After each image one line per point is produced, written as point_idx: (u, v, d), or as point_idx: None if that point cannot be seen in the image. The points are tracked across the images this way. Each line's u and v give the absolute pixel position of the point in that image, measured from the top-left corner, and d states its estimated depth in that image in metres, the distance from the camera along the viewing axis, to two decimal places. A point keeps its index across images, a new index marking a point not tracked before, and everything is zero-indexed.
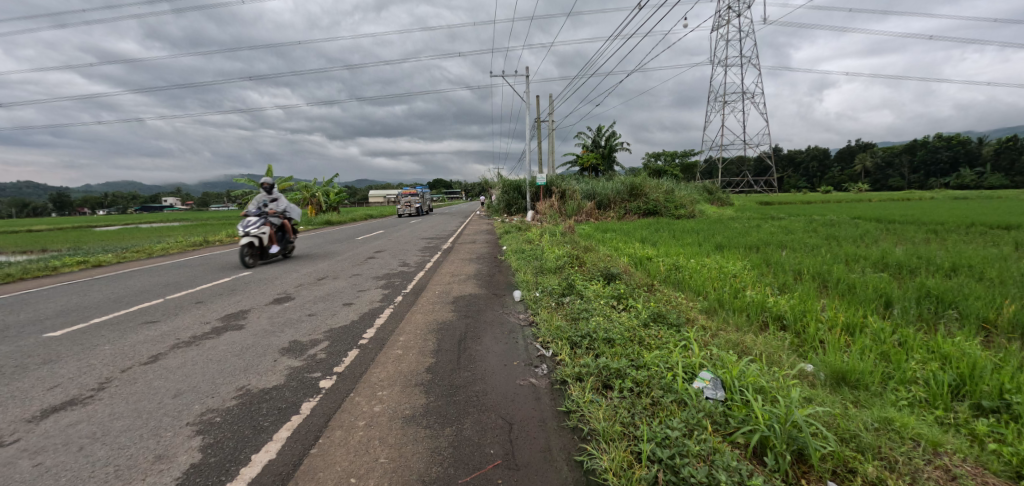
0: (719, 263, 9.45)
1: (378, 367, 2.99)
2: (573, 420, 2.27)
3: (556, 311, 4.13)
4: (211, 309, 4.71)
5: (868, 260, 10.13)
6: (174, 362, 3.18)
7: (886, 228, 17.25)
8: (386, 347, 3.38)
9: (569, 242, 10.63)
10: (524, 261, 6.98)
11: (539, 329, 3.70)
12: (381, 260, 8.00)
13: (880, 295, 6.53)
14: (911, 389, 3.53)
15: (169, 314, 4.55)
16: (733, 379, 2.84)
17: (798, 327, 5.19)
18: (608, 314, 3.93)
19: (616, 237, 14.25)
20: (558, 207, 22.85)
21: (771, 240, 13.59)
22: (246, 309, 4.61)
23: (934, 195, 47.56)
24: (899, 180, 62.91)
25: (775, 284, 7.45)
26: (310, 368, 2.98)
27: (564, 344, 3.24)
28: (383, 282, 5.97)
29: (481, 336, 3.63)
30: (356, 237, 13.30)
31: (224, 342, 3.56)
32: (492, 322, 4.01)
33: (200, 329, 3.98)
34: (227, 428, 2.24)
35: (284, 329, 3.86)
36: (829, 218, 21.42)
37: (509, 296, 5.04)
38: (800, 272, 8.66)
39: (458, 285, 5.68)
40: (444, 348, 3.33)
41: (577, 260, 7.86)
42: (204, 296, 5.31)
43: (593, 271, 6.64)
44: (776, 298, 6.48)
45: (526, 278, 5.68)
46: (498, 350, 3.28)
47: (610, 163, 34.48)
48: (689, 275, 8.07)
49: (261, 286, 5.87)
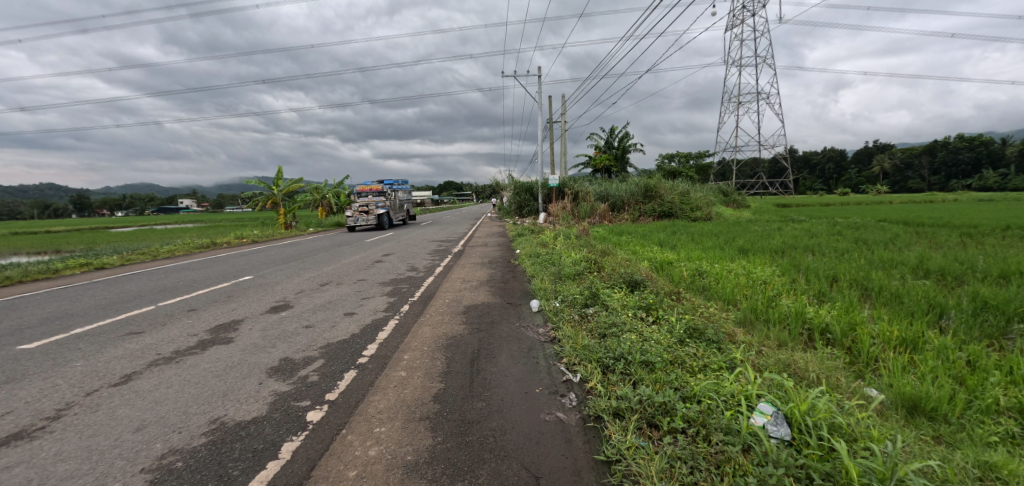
0: (748, 268, 8.85)
1: (377, 394, 2.56)
2: (615, 475, 1.80)
3: (580, 326, 3.65)
4: (201, 319, 4.34)
5: (906, 265, 9.49)
6: (146, 385, 2.80)
7: (917, 231, 16.44)
8: (388, 367, 2.96)
9: (585, 246, 10.17)
10: (540, 266, 6.52)
11: (562, 347, 3.23)
12: (389, 264, 7.61)
13: (933, 305, 5.91)
14: (1003, 422, 2.97)
15: (157, 325, 4.20)
16: (803, 416, 2.33)
17: (848, 342, 4.62)
18: (640, 330, 3.45)
19: (632, 240, 13.75)
20: (571, 209, 22.36)
21: (796, 244, 12.92)
22: (238, 320, 4.22)
23: (960, 197, 45.74)
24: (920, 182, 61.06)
25: (811, 292, 6.87)
26: (299, 394, 2.57)
27: (592, 367, 2.78)
28: (389, 288, 5.57)
29: (495, 354, 3.18)
30: (365, 239, 13.01)
31: (208, 360, 3.18)
32: (508, 338, 3.55)
33: (184, 343, 3.61)
34: (187, 478, 1.83)
35: (276, 344, 3.47)
36: (854, 221, 20.53)
37: (526, 306, 4.57)
38: (835, 278, 8.06)
39: (469, 293, 5.22)
40: (454, 370, 2.89)
41: (595, 265, 7.40)
42: (197, 305, 4.93)
43: (614, 278, 6.15)
44: (815, 307, 5.91)
45: (543, 285, 5.21)
46: (517, 374, 2.83)
47: (623, 165, 33.93)
48: (716, 282, 7.50)
49: (260, 292, 5.51)
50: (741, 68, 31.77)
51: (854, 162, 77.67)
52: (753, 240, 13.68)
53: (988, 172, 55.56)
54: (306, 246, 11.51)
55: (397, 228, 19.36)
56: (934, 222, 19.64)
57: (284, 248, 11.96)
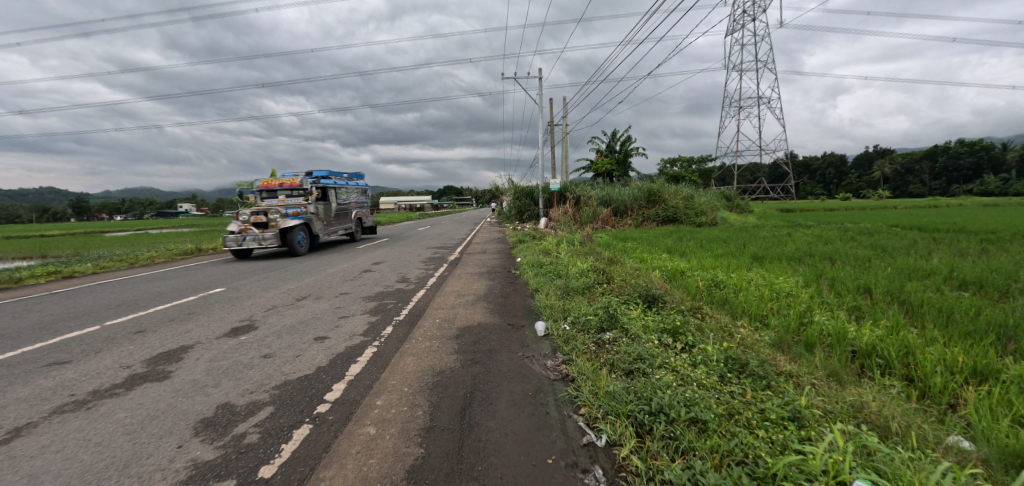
0: (768, 278, 8.16)
1: (332, 466, 1.88)
2: None
3: (599, 359, 2.97)
4: (144, 344, 3.66)
5: (938, 274, 8.81)
6: (32, 448, 2.12)
7: (935, 237, 15.78)
8: (353, 421, 2.27)
9: (592, 254, 9.51)
10: (545, 278, 5.84)
11: (579, 390, 2.55)
12: (378, 274, 6.91)
13: (989, 322, 5.22)
14: None
15: (90, 352, 3.52)
16: None
17: (909, 372, 3.92)
18: (674, 366, 2.76)
19: (638, 247, 13.12)
20: (572, 214, 21.68)
21: (812, 251, 12.26)
22: (187, 347, 3.54)
23: (963, 202, 45.24)
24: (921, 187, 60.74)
25: (845, 306, 6.18)
26: (225, 468, 1.88)
27: (622, 425, 2.10)
28: (373, 304, 4.87)
29: (494, 401, 2.48)
30: (357, 246, 12.32)
31: (127, 407, 2.50)
32: (509, 375, 2.85)
33: (110, 380, 2.92)
34: None
35: (220, 382, 2.78)
36: (865, 227, 19.89)
37: (530, 328, 3.86)
38: (866, 290, 7.38)
39: (465, 311, 4.51)
40: (438, 427, 2.19)
41: (605, 276, 6.72)
42: (148, 326, 4.24)
43: (627, 292, 5.46)
44: (856, 326, 5.22)
45: (549, 302, 4.51)
46: (522, 432, 2.14)
47: (625, 169, 33.37)
48: (737, 295, 6.80)
49: (226, 308, 4.82)
50: (741, 72, 31.59)
51: (855, 167, 77.46)
52: (766, 247, 13.03)
53: (987, 178, 55.51)
54: (292, 252, 10.80)
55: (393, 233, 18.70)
56: (947, 228, 19.03)
57: (270, 255, 11.27)
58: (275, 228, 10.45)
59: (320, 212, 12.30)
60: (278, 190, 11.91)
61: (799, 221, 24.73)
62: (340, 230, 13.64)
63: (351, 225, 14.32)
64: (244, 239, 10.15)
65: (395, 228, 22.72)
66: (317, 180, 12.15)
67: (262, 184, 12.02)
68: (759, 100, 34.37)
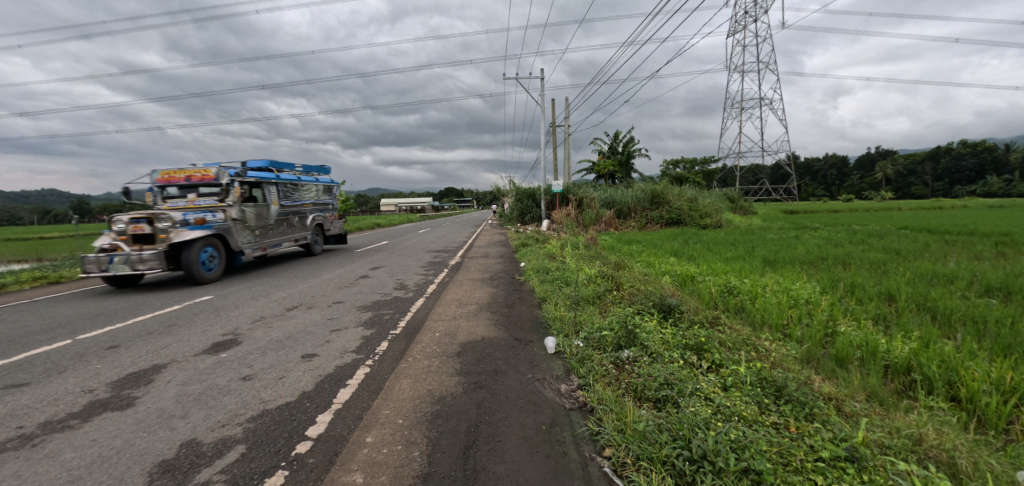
0: (783, 284, 7.80)
1: None
2: None
3: (619, 383, 2.63)
4: (114, 364, 3.32)
5: (959, 278, 8.48)
6: None
7: (948, 240, 15.40)
8: (337, 464, 1.93)
9: (598, 258, 9.17)
10: (552, 285, 5.49)
11: (600, 423, 2.21)
12: (375, 281, 6.57)
13: None
14: None
15: (52, 372, 3.18)
16: None
17: (955, 393, 3.57)
18: (708, 395, 2.42)
19: (644, 250, 12.78)
20: (575, 216, 21.35)
21: (823, 255, 11.90)
22: (161, 367, 3.20)
23: (967, 203, 44.80)
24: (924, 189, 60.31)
25: (870, 315, 5.82)
26: None
27: (658, 475, 1.75)
28: (368, 315, 4.53)
29: (502, 438, 2.14)
30: (355, 249, 11.99)
31: (77, 445, 2.16)
32: (519, 403, 2.50)
33: (67, 408, 2.58)
34: None
35: (189, 413, 2.44)
36: (873, 229, 19.51)
37: (539, 344, 3.51)
38: (888, 296, 7.01)
39: (467, 323, 4.15)
40: (437, 474, 1.85)
41: (614, 283, 6.38)
42: (123, 341, 3.90)
43: (640, 301, 5.11)
44: (886, 338, 4.87)
45: (559, 313, 4.16)
46: (538, 481, 1.79)
47: (627, 170, 33.04)
48: (754, 303, 6.44)
49: (210, 320, 4.48)
50: (743, 73, 31.41)
51: (856, 168, 77.08)
52: (775, 250, 12.67)
53: (989, 179, 55.20)
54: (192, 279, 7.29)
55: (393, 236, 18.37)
56: (955, 230, 18.74)
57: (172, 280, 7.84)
58: (161, 244, 6.94)
59: (247, 218, 8.75)
60: (188, 186, 8.46)
61: (804, 223, 24.42)
62: (279, 242, 9.89)
63: (302, 233, 10.81)
64: (109, 261, 6.73)
65: (395, 230, 22.40)
66: (240, 174, 8.57)
67: (161, 178, 8.47)
68: (760, 102, 33.76)
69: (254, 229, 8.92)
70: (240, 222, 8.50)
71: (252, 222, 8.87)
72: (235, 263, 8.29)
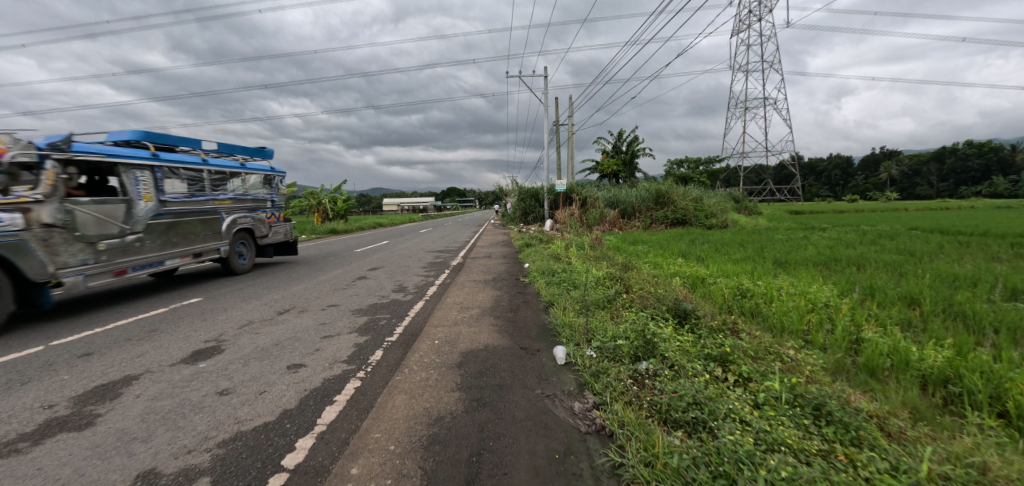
0: (799, 286, 7.47)
1: None
2: None
3: (640, 402, 2.32)
4: (84, 374, 3.04)
5: (981, 281, 8.13)
6: None
7: (961, 241, 15.01)
8: None
9: (605, 259, 8.87)
10: (559, 288, 5.19)
11: (622, 452, 1.91)
12: (373, 283, 6.28)
13: None
14: None
15: (14, 384, 2.90)
16: None
17: (1005, 409, 3.24)
18: (744, 417, 2.11)
19: (651, 251, 12.48)
20: (579, 216, 21.05)
21: (835, 256, 11.58)
22: (133, 379, 2.92)
23: (974, 204, 44.17)
24: (930, 189, 59.75)
25: (895, 320, 5.50)
26: None
27: None
28: (363, 320, 4.24)
29: (510, 470, 1.83)
30: (354, 249, 11.72)
31: (18, 474, 1.87)
32: (528, 426, 2.19)
33: (20, 428, 2.31)
34: None
35: (154, 436, 2.15)
36: (883, 229, 19.16)
37: (547, 354, 3.20)
38: (909, 299, 6.69)
39: (469, 330, 3.84)
40: None
41: (624, 286, 6.06)
42: (99, 347, 3.62)
43: (653, 306, 4.78)
44: (917, 346, 4.55)
45: (568, 319, 3.85)
46: None
47: (632, 170, 32.72)
48: (771, 307, 6.11)
49: (194, 325, 4.19)
50: (747, 72, 31.21)
51: (861, 169, 76.49)
52: (786, 251, 12.36)
53: (996, 179, 54.68)
54: None
55: (395, 235, 18.10)
56: (966, 231, 18.39)
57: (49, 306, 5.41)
58: None
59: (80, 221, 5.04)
60: None
61: (811, 224, 24.05)
62: (159, 260, 6.15)
63: (213, 245, 7.21)
64: None
65: (397, 230, 22.14)
66: (67, 148, 5.01)
67: None
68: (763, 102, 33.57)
69: (94, 241, 5.20)
70: (63, 230, 4.84)
71: (89, 230, 5.13)
72: (40, 303, 4.57)
